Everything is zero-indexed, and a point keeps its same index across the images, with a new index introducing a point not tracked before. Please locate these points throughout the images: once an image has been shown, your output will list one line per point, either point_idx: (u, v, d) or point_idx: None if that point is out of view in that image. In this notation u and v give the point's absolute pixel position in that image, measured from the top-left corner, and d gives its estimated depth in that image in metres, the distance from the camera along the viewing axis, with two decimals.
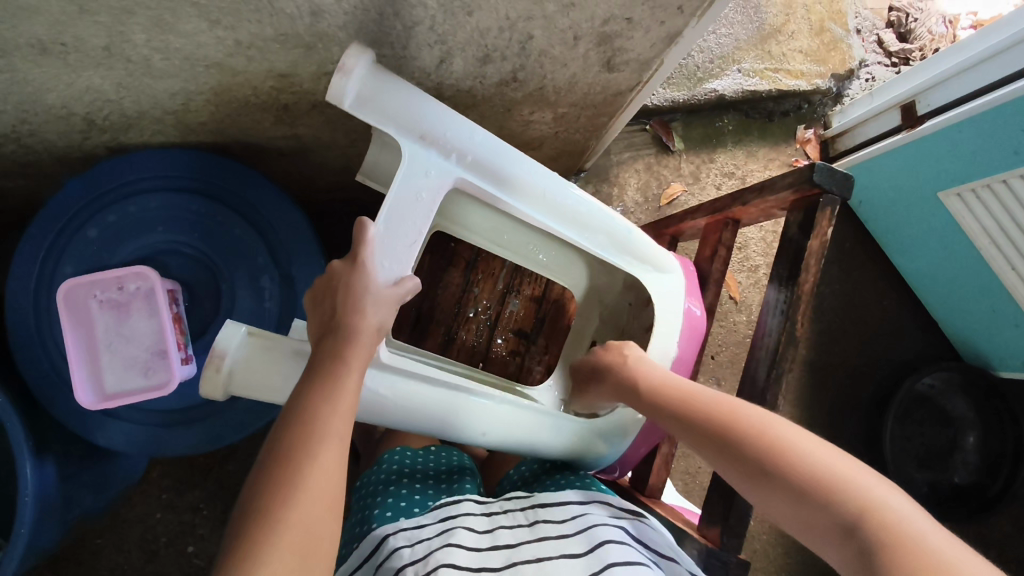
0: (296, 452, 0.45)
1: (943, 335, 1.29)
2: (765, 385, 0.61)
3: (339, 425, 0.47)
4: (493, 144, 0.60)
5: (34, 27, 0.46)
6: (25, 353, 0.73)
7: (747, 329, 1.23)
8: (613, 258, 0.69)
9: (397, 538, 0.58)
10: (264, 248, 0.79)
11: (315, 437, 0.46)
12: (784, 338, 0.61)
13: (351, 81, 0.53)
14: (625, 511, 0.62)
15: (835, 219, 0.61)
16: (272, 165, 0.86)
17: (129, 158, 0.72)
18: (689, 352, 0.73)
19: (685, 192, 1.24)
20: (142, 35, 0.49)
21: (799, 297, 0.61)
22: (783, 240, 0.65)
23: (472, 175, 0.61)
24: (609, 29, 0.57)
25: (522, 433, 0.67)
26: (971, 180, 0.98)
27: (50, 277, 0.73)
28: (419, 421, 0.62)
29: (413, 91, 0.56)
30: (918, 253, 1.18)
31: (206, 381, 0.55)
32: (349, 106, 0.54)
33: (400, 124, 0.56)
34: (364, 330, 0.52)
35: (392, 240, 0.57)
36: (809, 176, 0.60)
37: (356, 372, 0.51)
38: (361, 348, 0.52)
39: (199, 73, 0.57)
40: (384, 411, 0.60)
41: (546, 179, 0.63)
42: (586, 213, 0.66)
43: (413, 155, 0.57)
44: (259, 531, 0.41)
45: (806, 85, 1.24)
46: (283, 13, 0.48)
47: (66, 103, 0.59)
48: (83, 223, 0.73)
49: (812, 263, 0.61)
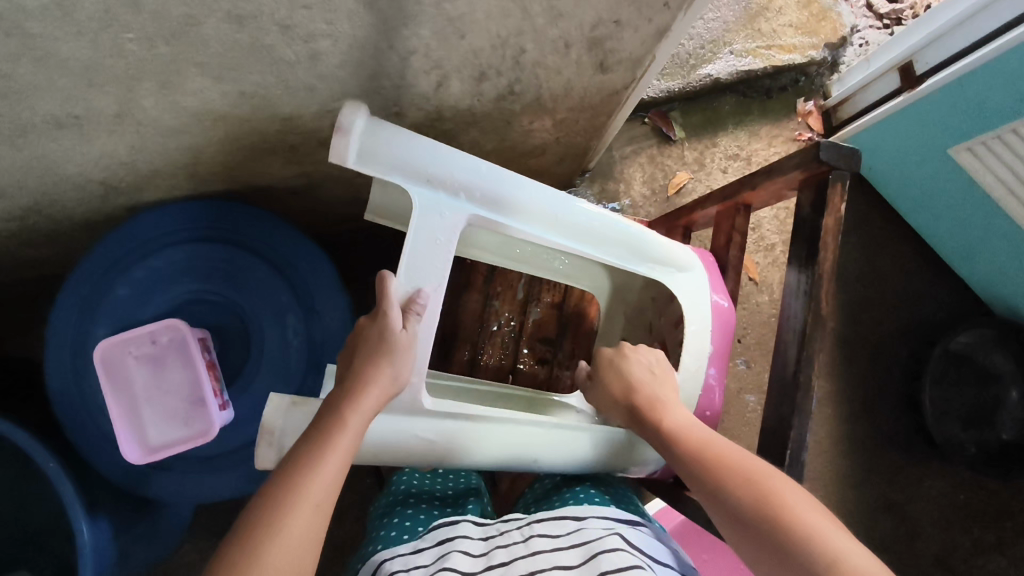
0: (267, 520, 0.46)
1: (969, 291, 1.27)
2: (796, 367, 0.60)
3: (321, 494, 0.48)
4: (497, 175, 0.61)
5: (50, 104, 0.48)
6: (71, 416, 0.76)
7: (771, 309, 1.22)
8: (640, 267, 0.69)
9: (393, 563, 0.58)
10: (286, 290, 0.81)
11: (286, 504, 0.46)
12: (811, 320, 0.59)
13: (353, 139, 0.55)
14: (620, 521, 0.61)
15: (847, 194, 0.61)
16: (284, 206, 0.87)
17: (151, 214, 0.74)
18: (724, 345, 0.71)
19: (691, 180, 1.24)
20: (151, 98, 0.51)
21: (820, 275, 0.60)
22: (796, 220, 0.65)
23: (483, 212, 0.61)
24: (599, 33, 0.58)
25: (564, 453, 0.66)
26: (979, 134, 0.97)
27: (84, 339, 0.76)
28: (469, 459, 0.63)
29: (413, 138, 0.58)
30: (937, 212, 1.16)
31: (261, 456, 0.57)
32: (354, 162, 0.56)
33: (406, 173, 0.58)
34: (374, 381, 0.55)
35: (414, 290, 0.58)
36: (815, 156, 0.59)
37: (349, 434, 0.52)
38: (369, 399, 0.54)
39: (207, 126, 0.59)
40: (417, 453, 0.61)
41: (554, 200, 0.64)
42: (599, 228, 0.66)
43: (422, 198, 0.58)
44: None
45: (800, 58, 1.23)
46: (282, 60, 0.49)
47: (84, 171, 0.61)
48: (112, 283, 0.76)
49: (828, 241, 0.60)
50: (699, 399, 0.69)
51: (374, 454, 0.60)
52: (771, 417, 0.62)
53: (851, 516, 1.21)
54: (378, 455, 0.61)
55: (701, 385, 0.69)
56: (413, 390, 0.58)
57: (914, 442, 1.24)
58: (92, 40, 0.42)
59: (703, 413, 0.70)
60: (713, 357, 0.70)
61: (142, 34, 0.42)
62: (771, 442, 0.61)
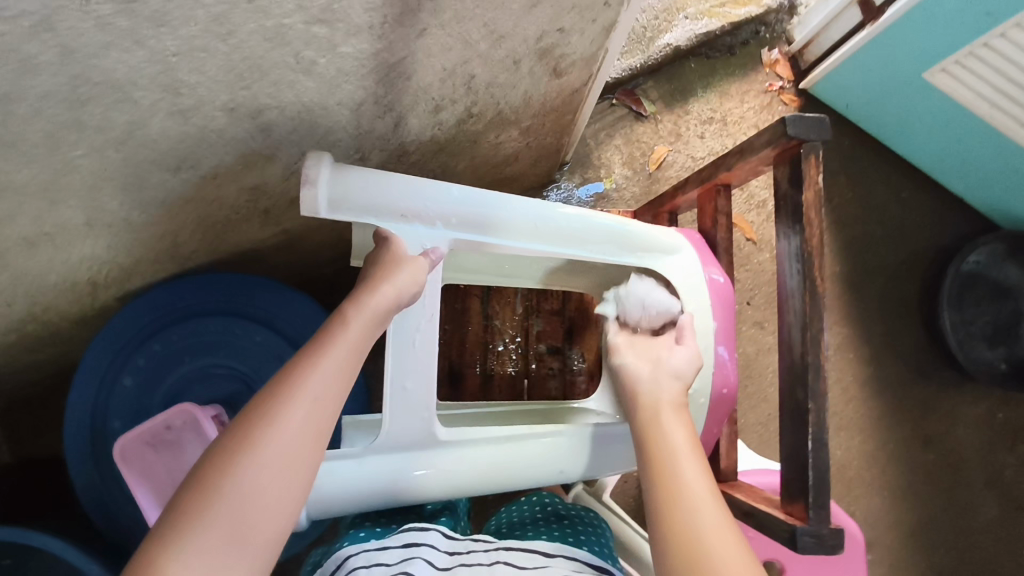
0: (268, 404, 0.45)
1: (969, 209, 1.25)
2: (802, 349, 0.59)
3: (328, 379, 0.47)
4: (470, 196, 0.61)
5: (17, 229, 0.48)
6: (105, 511, 0.77)
7: (773, 266, 1.21)
8: (631, 260, 0.69)
9: (356, 559, 0.57)
10: (286, 345, 0.80)
11: (281, 398, 0.45)
12: (809, 298, 0.59)
13: (320, 189, 0.54)
14: (589, 567, 0.58)
15: (822, 164, 0.59)
16: (272, 264, 0.87)
17: (136, 303, 0.74)
18: (726, 323, 0.70)
19: (670, 152, 1.23)
20: (114, 202, 0.51)
21: (811, 248, 0.59)
22: (777, 196, 0.64)
23: (463, 235, 0.61)
24: (546, 43, 0.57)
25: (587, 461, 0.65)
26: (950, 54, 0.95)
27: (102, 435, 0.76)
28: (496, 484, 0.62)
29: (380, 176, 0.57)
30: (923, 138, 1.15)
31: None
32: (325, 212, 0.55)
33: (380, 212, 0.57)
34: (379, 287, 0.53)
35: (411, 335, 0.58)
36: (783, 132, 0.58)
37: (355, 333, 0.50)
38: (380, 297, 0.53)
39: (177, 212, 0.58)
40: (443, 490, 0.60)
41: (533, 209, 0.63)
42: (581, 228, 0.65)
43: (400, 234, 0.59)
44: (200, 476, 0.42)
45: (757, 9, 1.21)
46: (234, 139, 0.49)
47: (67, 277, 0.61)
48: (118, 375, 0.76)
49: (811, 216, 0.59)
50: (713, 377, 0.67)
51: (395, 497, 0.59)
52: (787, 392, 0.61)
53: (892, 454, 1.21)
54: (401, 497, 0.59)
55: (712, 364, 0.68)
56: (427, 424, 0.59)
57: (941, 369, 1.24)
58: (42, 164, 0.41)
59: (720, 393, 0.68)
60: (719, 335, 0.69)
61: (90, 148, 0.42)
62: (793, 417, 0.60)
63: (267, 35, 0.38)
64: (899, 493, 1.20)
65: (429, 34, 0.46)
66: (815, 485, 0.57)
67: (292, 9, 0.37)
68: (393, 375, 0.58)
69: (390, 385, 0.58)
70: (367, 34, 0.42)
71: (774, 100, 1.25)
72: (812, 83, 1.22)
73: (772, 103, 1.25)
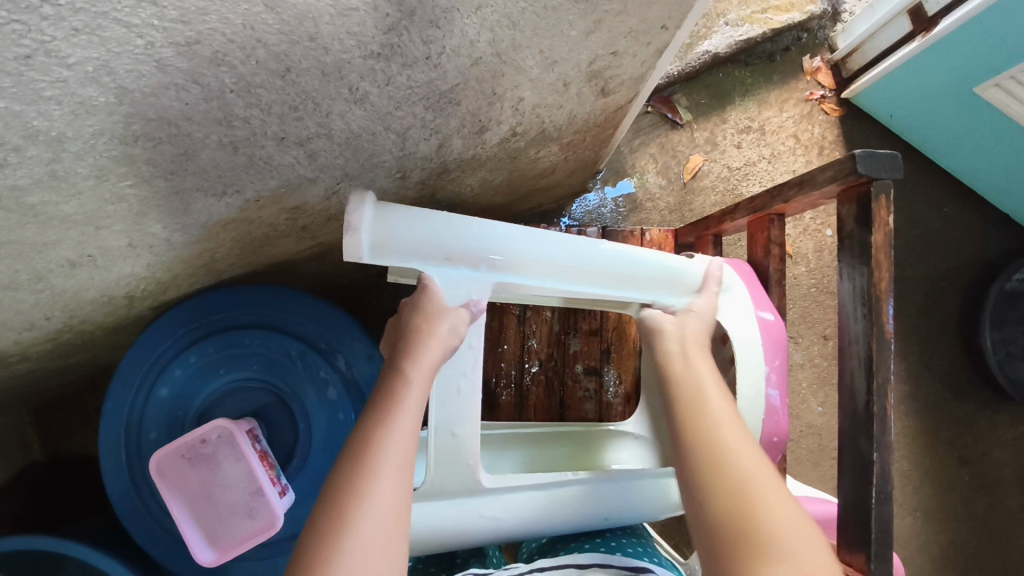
0: (358, 476, 0.45)
1: (1017, 225, 1.21)
2: (867, 400, 0.57)
3: (407, 434, 0.48)
4: (515, 236, 0.59)
5: (62, 252, 0.47)
6: (137, 524, 0.76)
7: (810, 280, 1.18)
8: (681, 299, 0.67)
9: None
10: (320, 360, 0.80)
11: (369, 464, 0.45)
12: (876, 345, 0.57)
13: (363, 233, 0.52)
14: None
15: (892, 204, 0.57)
16: (304, 273, 0.86)
17: (178, 310, 0.75)
18: (780, 364, 0.68)
19: (706, 162, 1.20)
20: (158, 226, 0.50)
21: (880, 293, 0.57)
22: (839, 233, 0.62)
23: (505, 277, 0.59)
24: (598, 66, 0.55)
25: (631, 504, 0.64)
26: (1005, 70, 0.91)
27: (138, 444, 0.76)
28: (540, 527, 0.62)
29: (424, 217, 0.55)
30: (972, 151, 1.10)
31: None
32: (367, 257, 0.54)
33: (425, 254, 0.56)
34: (431, 338, 0.53)
35: (455, 381, 0.57)
36: (852, 169, 0.56)
37: (419, 389, 0.51)
38: (432, 352, 0.52)
39: (219, 232, 0.58)
40: (486, 532, 0.60)
41: (577, 248, 0.61)
42: (625, 268, 0.63)
43: (443, 279, 0.57)
44: (308, 562, 0.41)
45: (800, 15, 1.17)
46: (282, 165, 0.48)
47: (105, 293, 0.61)
48: (153, 385, 0.76)
49: (881, 259, 0.57)
50: (764, 422, 0.66)
51: (440, 544, 0.60)
52: (847, 433, 0.59)
53: (928, 473, 1.18)
54: (445, 541, 0.60)
55: (764, 408, 0.66)
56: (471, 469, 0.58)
57: (982, 388, 1.20)
58: (91, 195, 0.41)
59: (771, 439, 0.66)
60: (771, 376, 0.67)
61: (139, 179, 0.41)
62: (852, 460, 0.58)
63: (324, 69, 0.37)
64: (933, 513, 1.17)
65: (484, 62, 0.45)
66: (876, 538, 0.56)
67: (351, 44, 0.36)
68: (438, 420, 0.57)
69: (436, 431, 0.57)
70: (424, 65, 0.41)
71: (814, 109, 1.21)
72: (855, 93, 1.18)
73: (812, 113, 1.21)
